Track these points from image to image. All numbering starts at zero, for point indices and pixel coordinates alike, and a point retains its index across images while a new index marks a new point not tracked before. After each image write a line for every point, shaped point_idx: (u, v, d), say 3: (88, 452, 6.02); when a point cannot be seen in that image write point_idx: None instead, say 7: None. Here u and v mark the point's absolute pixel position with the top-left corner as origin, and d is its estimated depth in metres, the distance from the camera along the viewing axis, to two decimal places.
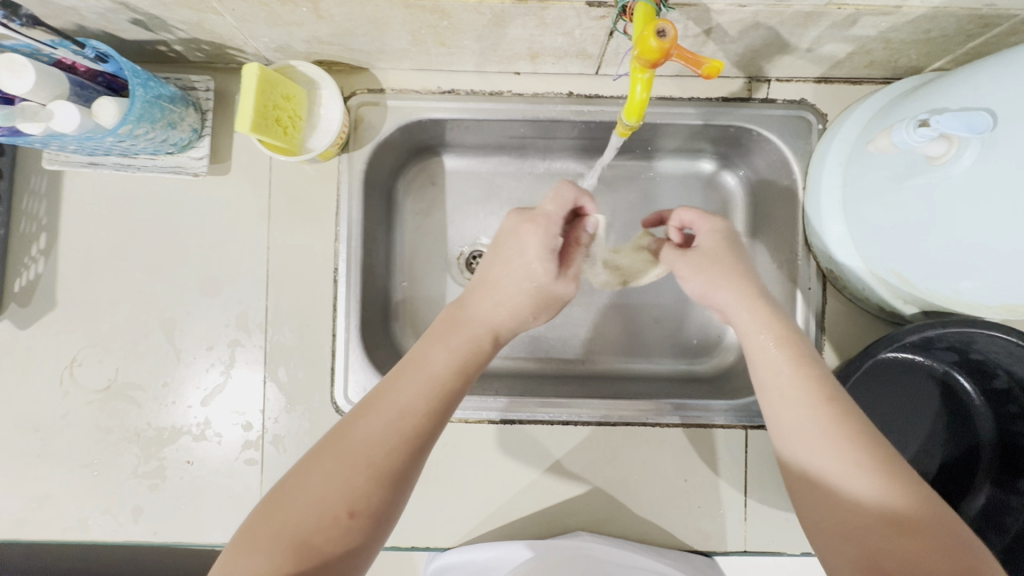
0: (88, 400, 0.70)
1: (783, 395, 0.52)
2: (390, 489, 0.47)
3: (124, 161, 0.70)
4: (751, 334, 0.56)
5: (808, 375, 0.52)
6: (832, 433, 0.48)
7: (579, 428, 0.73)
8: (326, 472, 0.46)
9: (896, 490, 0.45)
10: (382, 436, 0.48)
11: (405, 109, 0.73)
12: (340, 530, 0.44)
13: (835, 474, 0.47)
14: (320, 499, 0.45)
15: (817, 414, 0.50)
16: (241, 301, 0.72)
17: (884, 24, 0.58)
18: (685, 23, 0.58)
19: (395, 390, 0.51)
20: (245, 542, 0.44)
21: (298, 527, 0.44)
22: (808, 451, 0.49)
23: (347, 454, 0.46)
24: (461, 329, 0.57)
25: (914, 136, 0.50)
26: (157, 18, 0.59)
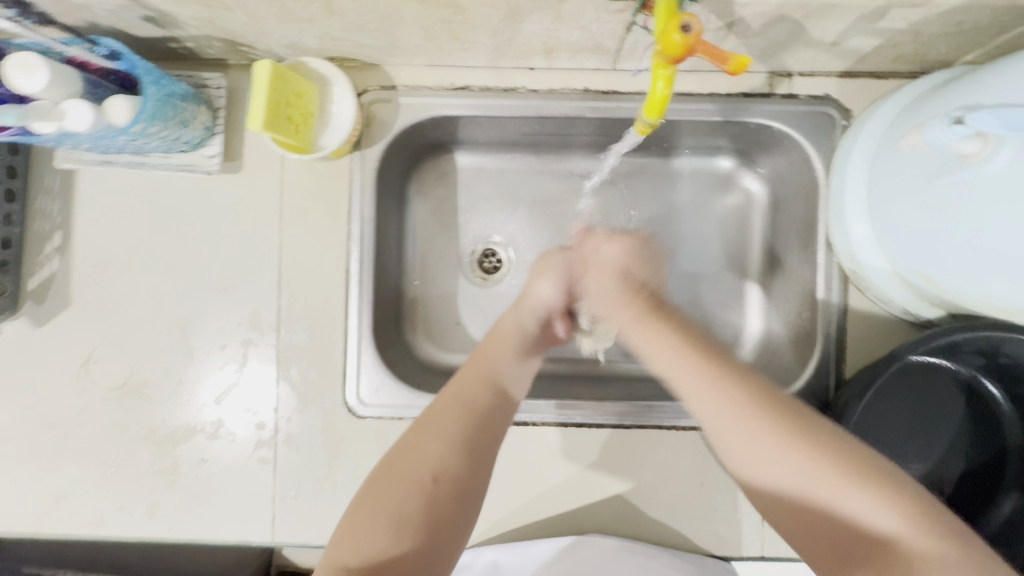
0: (102, 397, 0.71)
1: (703, 384, 0.53)
2: (467, 463, 0.53)
3: (136, 160, 0.70)
4: (646, 334, 0.60)
5: (697, 358, 0.55)
6: (734, 418, 0.50)
7: (593, 429, 0.72)
8: (411, 447, 0.53)
9: (815, 473, 0.46)
10: (454, 414, 0.55)
11: (418, 106, 0.72)
12: (427, 496, 0.50)
13: (758, 460, 0.49)
14: (408, 471, 0.51)
15: (725, 410, 0.51)
16: (253, 300, 0.71)
17: (915, 16, 0.56)
18: (707, 16, 0.56)
19: (466, 379, 0.59)
20: (352, 519, 0.50)
21: (393, 504, 0.50)
22: (728, 447, 0.51)
23: (426, 430, 0.54)
24: (500, 329, 0.65)
25: (947, 135, 0.49)
26: (169, 14, 0.59)
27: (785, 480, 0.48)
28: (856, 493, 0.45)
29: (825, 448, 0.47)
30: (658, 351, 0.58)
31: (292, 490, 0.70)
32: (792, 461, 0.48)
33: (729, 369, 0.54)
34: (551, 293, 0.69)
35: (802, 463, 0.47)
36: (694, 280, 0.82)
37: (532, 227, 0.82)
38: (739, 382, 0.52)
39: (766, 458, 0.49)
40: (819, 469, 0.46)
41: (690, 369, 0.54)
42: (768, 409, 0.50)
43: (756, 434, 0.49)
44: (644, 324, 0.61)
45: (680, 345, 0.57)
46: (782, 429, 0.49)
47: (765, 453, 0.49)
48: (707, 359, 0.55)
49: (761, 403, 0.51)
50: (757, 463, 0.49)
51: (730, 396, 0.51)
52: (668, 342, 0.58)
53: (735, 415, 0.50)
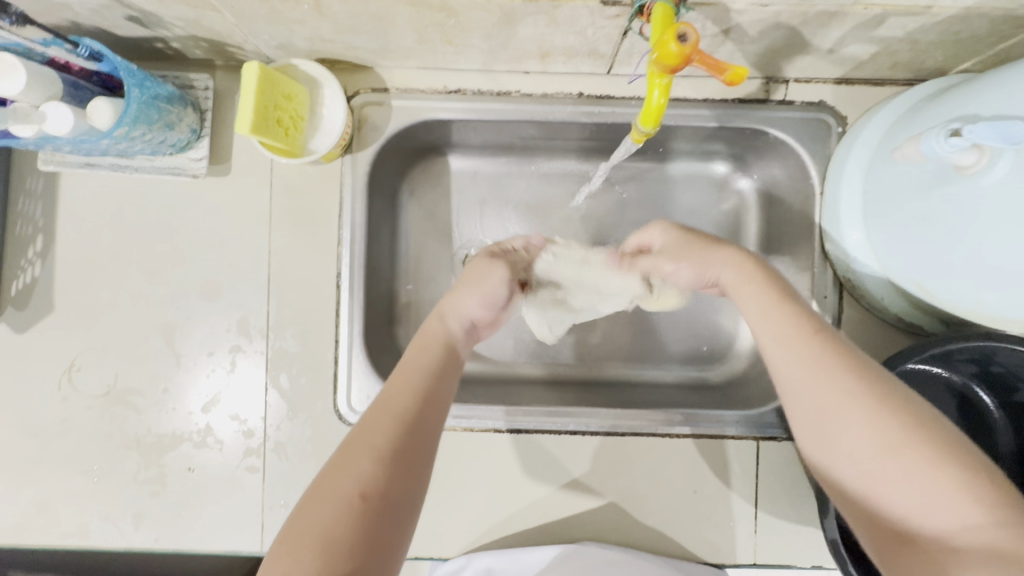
0: (86, 406, 0.69)
1: (781, 338, 0.46)
2: (404, 473, 0.43)
3: (120, 162, 0.69)
4: (740, 291, 0.53)
5: (785, 312, 0.48)
6: (812, 371, 0.43)
7: (587, 437, 0.71)
8: (337, 461, 0.42)
9: (899, 445, 0.39)
10: (387, 423, 0.45)
11: (410, 109, 0.71)
12: (356, 519, 0.39)
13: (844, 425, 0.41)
14: (336, 486, 0.40)
15: (808, 362, 0.44)
16: (241, 306, 0.70)
17: (912, 25, 0.55)
18: (703, 23, 0.55)
19: (399, 379, 0.49)
20: (287, 545, 0.39)
21: (320, 526, 0.39)
22: (808, 400, 0.43)
23: (354, 445, 0.43)
24: (434, 328, 0.56)
25: (943, 147, 0.48)
26: (154, 15, 0.57)
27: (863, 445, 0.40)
28: (936, 475, 0.37)
29: (908, 423, 0.39)
30: (750, 301, 0.51)
31: (280, 499, 0.68)
32: (876, 428, 0.40)
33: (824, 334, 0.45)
34: (478, 307, 0.60)
35: (885, 431, 0.40)
36: None
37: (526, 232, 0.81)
38: (824, 338, 0.45)
39: (850, 420, 0.41)
40: (905, 437, 0.39)
41: (784, 319, 0.47)
42: (852, 367, 0.43)
43: (842, 397, 0.41)
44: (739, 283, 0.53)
45: (775, 294, 0.50)
46: (866, 391, 0.41)
47: (849, 413, 0.41)
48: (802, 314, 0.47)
49: (846, 361, 0.43)
50: (833, 427, 0.41)
51: (819, 349, 0.44)
52: (761, 297, 0.50)
53: (816, 367, 0.43)
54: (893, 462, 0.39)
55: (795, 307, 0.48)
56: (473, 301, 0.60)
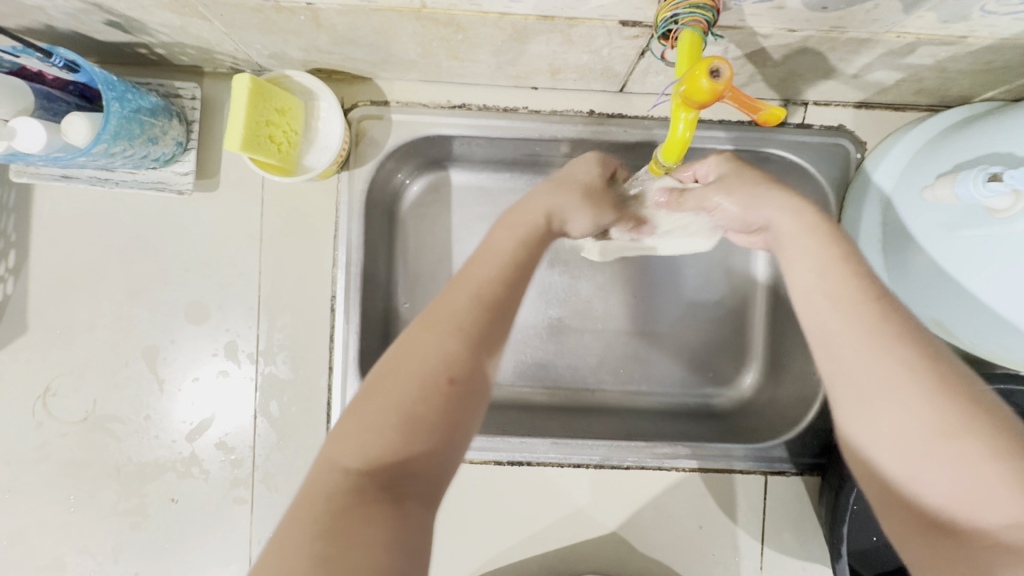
0: (63, 432, 0.65)
1: (827, 298, 0.40)
2: (487, 353, 0.41)
3: (100, 174, 0.64)
4: (788, 245, 0.45)
5: (840, 271, 0.41)
6: (866, 335, 0.38)
7: (590, 469, 0.69)
8: (418, 337, 0.39)
9: (953, 436, 0.34)
10: (467, 304, 0.42)
11: (411, 124, 0.67)
12: (445, 399, 0.38)
13: (897, 400, 0.36)
14: (421, 364, 0.38)
15: (866, 333, 0.38)
16: (230, 329, 0.66)
17: (943, 54, 0.53)
18: (727, 46, 0.52)
19: (479, 265, 0.45)
20: (349, 423, 0.37)
21: (404, 400, 0.37)
22: (845, 374, 0.38)
23: (439, 321, 0.41)
24: (531, 209, 0.52)
25: (981, 191, 0.45)
26: (136, 20, 0.53)
27: (915, 420, 0.35)
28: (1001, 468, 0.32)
29: (987, 417, 0.34)
30: (800, 257, 0.44)
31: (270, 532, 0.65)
32: (932, 413, 0.34)
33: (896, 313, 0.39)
34: (583, 226, 0.56)
35: (948, 415, 0.34)
36: (696, 308, 0.79)
37: None
38: (897, 319, 0.38)
39: (903, 398, 0.35)
40: (969, 424, 0.34)
41: (834, 272, 0.41)
42: (923, 350, 0.37)
43: (900, 364, 0.36)
44: (800, 232, 0.45)
45: (826, 251, 0.43)
46: (941, 377, 0.35)
47: (905, 392, 0.35)
48: (864, 275, 0.41)
49: (921, 344, 0.37)
50: (888, 403, 0.36)
51: (882, 319, 0.38)
52: (810, 244, 0.44)
53: (871, 345, 0.37)
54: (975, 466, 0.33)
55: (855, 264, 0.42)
56: (575, 225, 0.56)
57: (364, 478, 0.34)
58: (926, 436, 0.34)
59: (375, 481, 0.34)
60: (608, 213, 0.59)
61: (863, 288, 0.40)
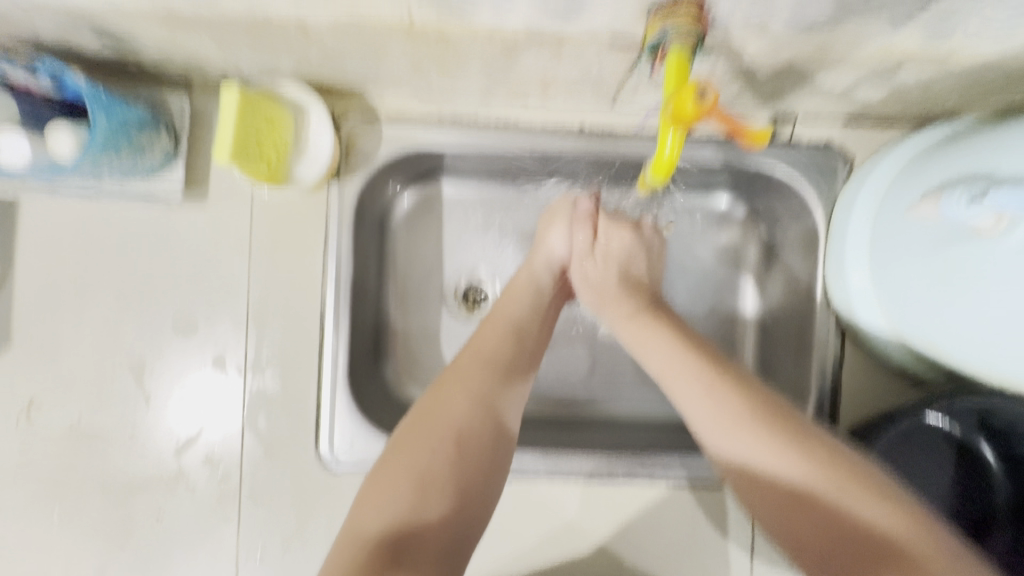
0: (47, 446, 0.64)
1: (697, 387, 0.53)
2: (494, 422, 0.50)
3: (86, 186, 0.64)
4: (641, 341, 0.59)
5: (687, 367, 0.55)
6: (721, 411, 0.51)
7: (579, 483, 0.69)
8: (436, 403, 0.50)
9: (812, 484, 0.46)
10: (481, 372, 0.52)
11: (403, 138, 0.67)
12: (455, 458, 0.47)
13: (764, 465, 0.48)
14: (437, 425, 0.48)
15: (708, 393, 0.52)
16: (217, 341, 0.66)
17: (928, 73, 0.53)
18: (715, 64, 0.52)
19: (486, 340, 0.56)
20: (372, 488, 0.46)
21: (420, 463, 0.46)
22: (721, 444, 0.51)
23: (449, 384, 0.51)
24: (518, 281, 0.64)
25: (963, 210, 0.46)
26: (125, 34, 0.52)
27: (781, 471, 0.47)
28: (857, 496, 0.44)
29: (821, 454, 0.47)
30: (659, 354, 0.57)
31: (257, 548, 0.64)
32: (788, 467, 0.47)
33: (728, 375, 0.54)
34: (560, 244, 0.66)
35: (800, 470, 0.47)
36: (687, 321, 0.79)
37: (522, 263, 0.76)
38: (731, 389, 0.52)
39: (759, 456, 0.48)
40: (808, 459, 0.47)
41: (678, 358, 0.56)
42: (766, 417, 0.50)
43: (750, 437, 0.49)
44: (644, 337, 0.59)
45: (678, 350, 0.57)
46: (773, 422, 0.50)
47: (759, 450, 0.49)
48: (700, 359, 0.55)
49: (752, 402, 0.51)
50: (749, 467, 0.49)
51: (718, 388, 0.52)
52: (671, 348, 0.57)
53: (722, 426, 0.51)
54: (825, 498, 0.45)
55: (699, 353, 0.56)
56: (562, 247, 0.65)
57: (383, 539, 0.43)
58: (796, 481, 0.46)
59: (389, 546, 0.43)
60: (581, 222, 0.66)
61: (700, 365, 0.55)
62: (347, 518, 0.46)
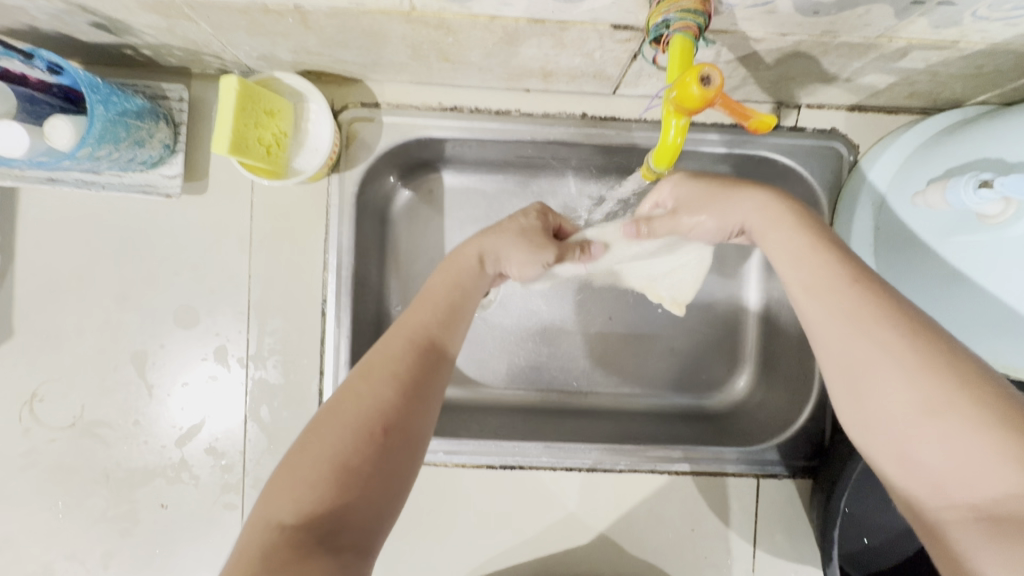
0: (50, 439, 0.64)
1: (810, 290, 0.42)
2: (419, 407, 0.44)
3: (87, 177, 0.63)
4: (774, 236, 0.47)
5: (818, 261, 0.43)
6: (848, 320, 0.39)
7: (581, 474, 0.69)
8: (357, 390, 0.43)
9: (937, 410, 0.35)
10: (404, 354, 0.46)
11: (402, 126, 0.66)
12: (377, 449, 0.40)
13: (882, 386, 0.37)
14: (356, 413, 0.41)
15: (842, 312, 0.40)
16: (219, 333, 0.66)
17: (935, 58, 0.52)
18: (719, 50, 0.52)
19: (411, 317, 0.50)
20: (285, 478, 0.39)
21: (336, 449, 0.39)
22: (838, 356, 0.40)
23: (375, 371, 0.45)
24: (465, 254, 0.58)
25: (971, 198, 0.46)
26: (121, 22, 0.52)
27: (896, 400, 0.36)
28: (997, 440, 0.33)
29: (968, 377, 0.35)
30: (781, 254, 0.46)
31: None
32: (917, 391, 0.36)
33: (872, 276, 0.41)
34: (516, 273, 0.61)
35: (930, 393, 0.35)
36: (689, 311, 0.78)
37: None
38: (874, 297, 0.39)
39: (885, 374, 0.37)
40: (950, 399, 0.35)
41: (822, 261, 0.43)
42: (910, 327, 0.38)
43: (881, 344, 0.38)
44: (769, 228, 0.48)
45: (810, 245, 0.45)
46: (920, 346, 0.37)
47: (885, 369, 0.37)
48: (841, 259, 0.43)
49: (904, 323, 0.38)
50: (867, 386, 0.38)
51: (856, 301, 0.40)
52: (802, 240, 0.45)
53: (851, 328, 0.39)
54: (937, 432, 0.35)
55: (836, 251, 0.44)
56: (513, 264, 0.60)
57: (297, 531, 0.36)
58: (909, 414, 0.36)
59: (308, 535, 0.36)
60: (547, 248, 0.61)
61: (842, 271, 0.42)
62: (254, 510, 0.38)
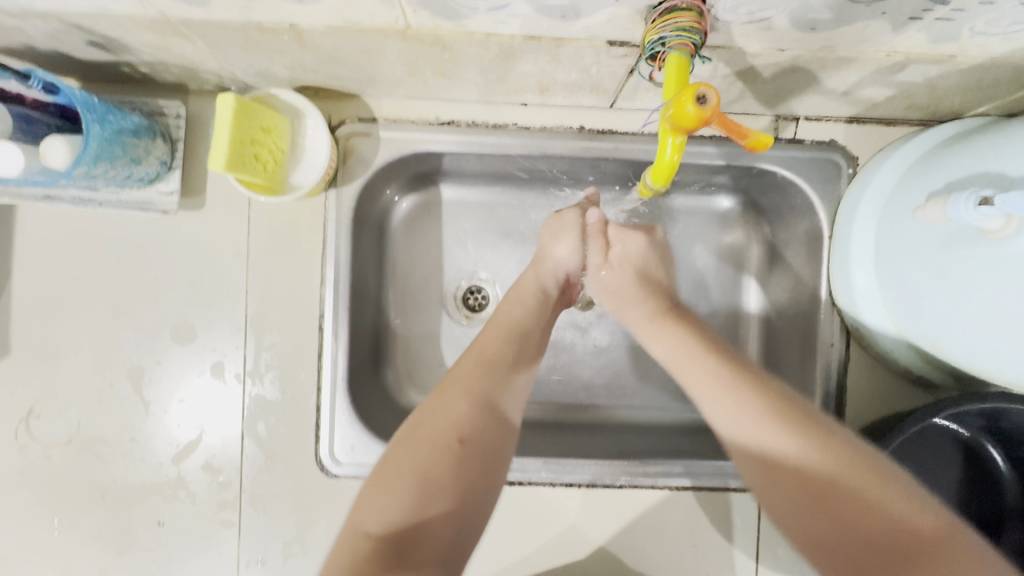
0: (46, 456, 0.64)
1: (705, 371, 0.51)
2: (495, 424, 0.47)
3: (84, 195, 0.63)
4: (657, 328, 0.58)
5: (699, 349, 0.53)
6: (729, 394, 0.49)
7: (581, 489, 0.68)
8: (436, 403, 0.47)
9: (827, 467, 0.42)
10: (478, 372, 0.50)
11: (400, 140, 0.66)
12: (457, 459, 0.44)
13: (776, 447, 0.45)
14: (437, 425, 0.45)
15: (717, 382, 0.50)
16: (216, 348, 0.65)
17: (934, 72, 0.52)
18: (716, 65, 0.52)
19: (484, 341, 0.54)
20: (375, 487, 0.43)
21: (419, 463, 0.43)
22: (733, 425, 0.48)
23: (452, 385, 0.49)
24: (528, 281, 0.62)
25: (972, 214, 0.45)
26: (117, 41, 0.52)
27: (794, 456, 0.44)
28: (878, 487, 0.41)
29: (838, 439, 0.44)
30: (667, 342, 0.56)
31: (259, 555, 0.64)
32: (807, 449, 0.43)
33: (743, 369, 0.51)
34: (572, 254, 0.64)
35: (811, 452, 0.43)
36: None
37: (520, 266, 0.76)
38: (749, 379, 0.49)
39: (771, 436, 0.45)
40: (832, 456, 0.43)
41: (696, 355, 0.53)
42: (781, 400, 0.47)
43: (761, 419, 0.46)
44: (661, 327, 0.57)
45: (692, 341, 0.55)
46: (779, 409, 0.46)
47: (771, 433, 0.45)
48: (715, 351, 0.53)
49: (765, 396, 0.48)
50: (763, 445, 0.45)
51: (738, 390, 0.49)
52: (683, 335, 0.55)
53: (738, 404, 0.48)
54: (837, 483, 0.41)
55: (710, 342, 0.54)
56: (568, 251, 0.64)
57: (384, 541, 0.40)
58: (808, 465, 0.43)
59: (393, 548, 0.39)
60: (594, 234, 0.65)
61: (714, 358, 0.52)
62: (346, 522, 0.43)
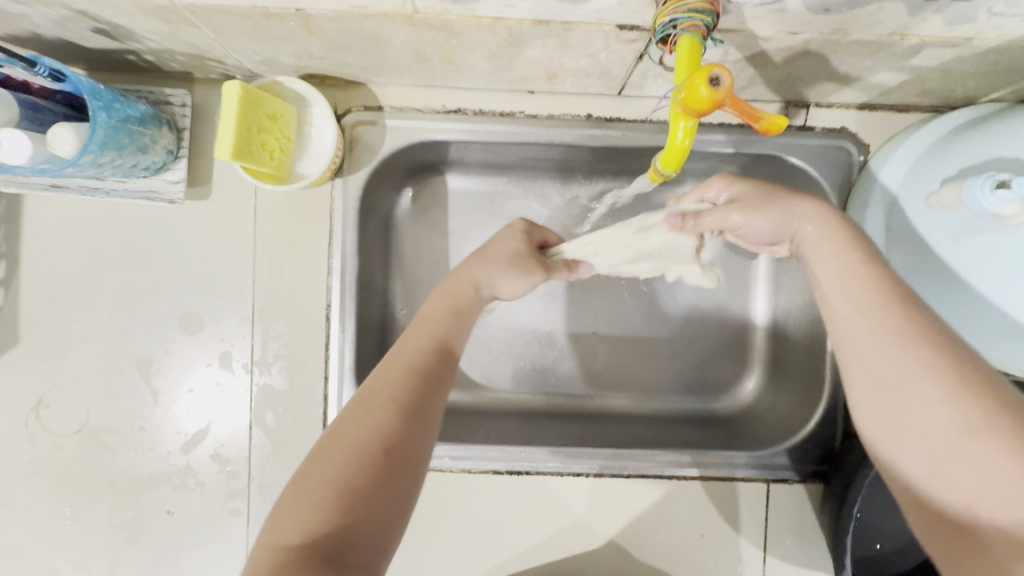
0: (56, 446, 0.64)
1: (849, 302, 0.41)
2: (418, 426, 0.42)
3: (91, 184, 0.63)
4: (819, 249, 0.45)
5: (868, 275, 0.42)
6: (888, 337, 0.39)
7: (588, 479, 0.68)
8: (355, 415, 0.41)
9: (973, 431, 0.35)
10: (403, 379, 0.45)
11: (406, 129, 0.66)
12: (380, 471, 0.39)
13: (919, 409, 0.37)
14: (354, 438, 0.40)
15: (891, 337, 0.38)
16: (224, 338, 0.65)
17: (948, 56, 0.51)
18: (727, 49, 0.51)
19: (409, 343, 0.48)
20: (288, 504, 0.38)
21: (336, 473, 0.38)
22: (876, 377, 0.39)
23: (375, 396, 0.43)
24: (461, 281, 0.56)
25: (988, 198, 0.45)
26: (123, 28, 0.52)
27: (933, 420, 0.36)
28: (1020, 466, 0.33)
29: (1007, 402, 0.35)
30: (823, 262, 0.44)
31: None
32: (953, 411, 0.35)
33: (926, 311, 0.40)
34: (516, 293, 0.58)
35: (965, 411, 0.35)
36: (696, 313, 0.77)
37: None
38: (923, 323, 0.38)
39: (925, 396, 0.36)
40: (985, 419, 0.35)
41: (865, 279, 0.41)
42: (950, 353, 0.37)
43: (921, 367, 0.37)
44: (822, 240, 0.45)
45: (857, 262, 0.43)
46: (944, 358, 0.37)
47: (924, 390, 0.36)
48: (888, 282, 0.41)
49: (935, 345, 0.38)
50: (906, 405, 0.37)
51: (906, 327, 0.38)
52: (848, 260, 0.43)
53: (895, 350, 0.38)
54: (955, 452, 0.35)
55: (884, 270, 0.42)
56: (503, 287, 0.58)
57: (305, 553, 0.35)
58: (946, 432, 0.35)
59: (315, 555, 0.35)
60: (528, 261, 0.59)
61: (886, 291, 0.40)
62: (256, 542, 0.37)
